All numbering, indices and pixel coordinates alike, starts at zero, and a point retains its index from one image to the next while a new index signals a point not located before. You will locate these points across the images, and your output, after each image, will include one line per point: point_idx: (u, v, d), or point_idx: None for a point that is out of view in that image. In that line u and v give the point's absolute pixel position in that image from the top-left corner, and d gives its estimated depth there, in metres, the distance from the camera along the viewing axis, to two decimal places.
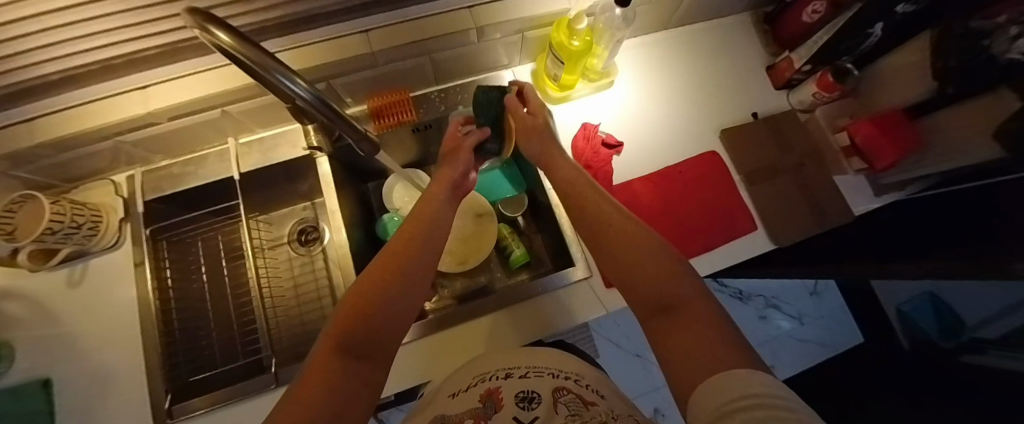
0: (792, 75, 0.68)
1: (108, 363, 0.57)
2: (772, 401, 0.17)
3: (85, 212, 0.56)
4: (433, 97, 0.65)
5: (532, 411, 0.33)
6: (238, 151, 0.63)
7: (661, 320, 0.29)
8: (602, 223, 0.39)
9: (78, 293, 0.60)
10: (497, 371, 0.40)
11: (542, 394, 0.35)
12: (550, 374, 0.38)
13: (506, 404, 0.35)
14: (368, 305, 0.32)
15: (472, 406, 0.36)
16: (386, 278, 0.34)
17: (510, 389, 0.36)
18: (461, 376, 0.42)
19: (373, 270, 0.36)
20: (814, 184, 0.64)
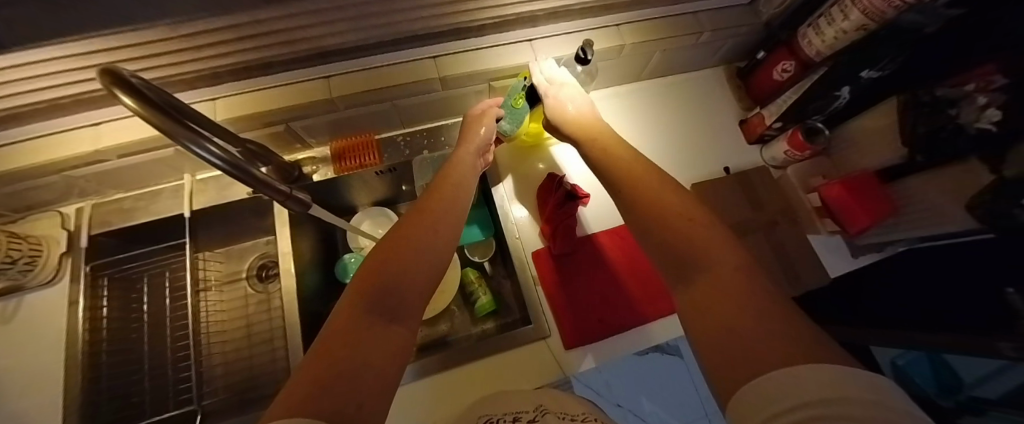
0: (764, 131, 0.67)
1: (23, 413, 0.52)
2: (845, 410, 0.14)
3: (22, 246, 0.54)
4: (399, 140, 0.64)
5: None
6: (194, 188, 0.61)
7: (682, 287, 0.30)
8: (633, 186, 0.39)
9: (5, 330, 0.56)
10: (504, 415, 0.33)
11: None
12: (559, 417, 0.32)
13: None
14: (389, 269, 0.32)
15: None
16: (405, 238, 0.35)
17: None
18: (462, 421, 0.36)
19: (392, 238, 0.36)
20: (785, 244, 0.62)
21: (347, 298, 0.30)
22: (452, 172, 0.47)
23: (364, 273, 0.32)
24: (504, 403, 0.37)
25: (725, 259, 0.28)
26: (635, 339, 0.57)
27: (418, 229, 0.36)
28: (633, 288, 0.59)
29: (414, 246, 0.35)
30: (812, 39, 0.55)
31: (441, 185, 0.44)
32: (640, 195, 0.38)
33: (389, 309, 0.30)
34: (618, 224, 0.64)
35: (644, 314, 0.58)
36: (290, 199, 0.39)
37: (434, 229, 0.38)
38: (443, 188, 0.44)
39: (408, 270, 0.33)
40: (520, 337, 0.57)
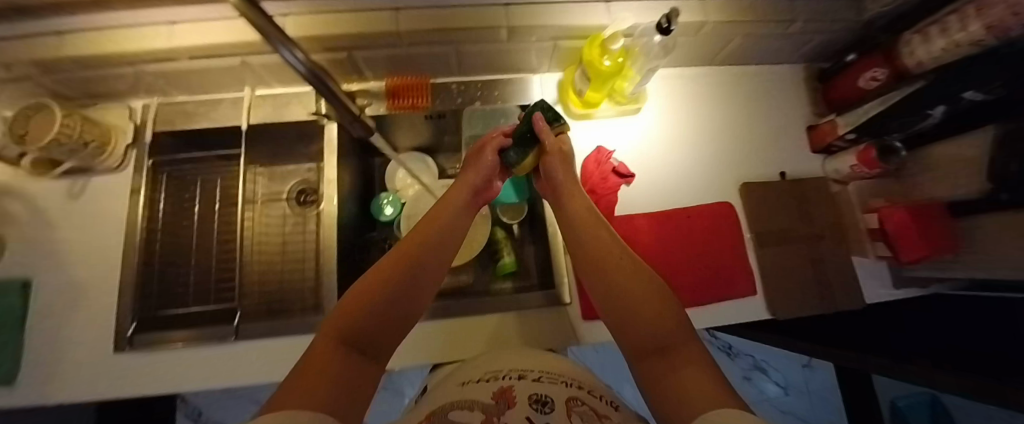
0: (834, 141, 0.63)
1: (89, 280, 0.58)
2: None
3: (93, 130, 0.56)
4: (453, 88, 0.64)
5: (547, 415, 0.25)
6: (251, 103, 0.63)
7: (658, 360, 0.30)
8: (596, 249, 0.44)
9: (75, 205, 0.61)
10: (510, 371, 0.34)
11: (556, 401, 0.28)
12: (563, 382, 0.32)
13: (519, 402, 0.27)
14: (379, 298, 0.33)
15: (481, 399, 0.28)
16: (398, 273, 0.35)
17: (523, 390, 0.29)
18: (473, 370, 0.37)
19: (386, 263, 0.36)
20: (827, 261, 0.60)
21: (332, 320, 0.30)
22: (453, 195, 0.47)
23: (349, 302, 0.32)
24: (509, 360, 0.37)
25: (674, 335, 0.31)
26: None
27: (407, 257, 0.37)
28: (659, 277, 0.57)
29: (406, 281, 0.36)
30: (917, 48, 0.50)
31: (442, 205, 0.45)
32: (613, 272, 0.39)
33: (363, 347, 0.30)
34: (660, 208, 0.60)
35: None
36: (360, 119, 0.40)
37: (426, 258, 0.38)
38: (438, 211, 0.44)
39: (391, 309, 0.33)
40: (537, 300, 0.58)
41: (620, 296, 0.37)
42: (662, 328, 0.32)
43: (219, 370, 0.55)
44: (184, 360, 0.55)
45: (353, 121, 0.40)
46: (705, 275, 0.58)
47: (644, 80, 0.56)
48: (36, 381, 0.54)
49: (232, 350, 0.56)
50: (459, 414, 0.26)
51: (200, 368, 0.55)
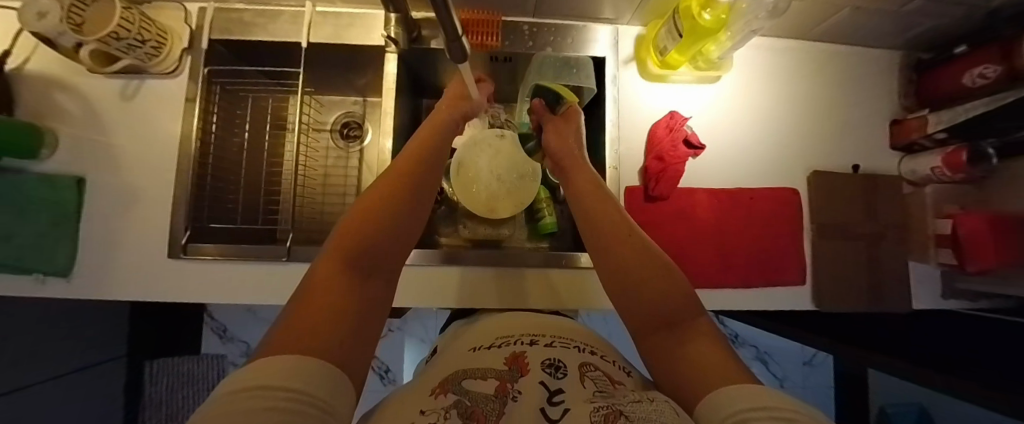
0: (918, 139, 0.59)
1: (143, 185, 0.59)
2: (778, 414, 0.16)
3: (151, 29, 0.54)
4: (523, 29, 0.59)
5: (561, 380, 0.24)
6: (312, 20, 0.59)
7: (665, 335, 0.29)
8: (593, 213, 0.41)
9: (127, 107, 0.60)
10: (521, 337, 0.32)
11: (569, 366, 0.27)
12: (576, 347, 0.31)
13: (533, 369, 0.26)
14: (374, 231, 0.32)
15: (494, 366, 0.26)
16: (385, 202, 0.34)
17: (536, 357, 0.28)
18: (481, 333, 0.35)
19: (373, 192, 0.35)
20: (883, 261, 0.58)
21: (330, 252, 0.30)
22: (426, 143, 0.41)
23: (343, 232, 0.32)
24: (519, 325, 0.36)
25: (679, 306, 0.31)
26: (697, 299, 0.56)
27: (377, 211, 0.34)
28: (709, 254, 0.56)
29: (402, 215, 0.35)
30: None
31: (416, 150, 0.40)
32: (610, 248, 0.37)
33: (367, 272, 0.30)
34: (723, 186, 0.59)
35: (713, 281, 0.55)
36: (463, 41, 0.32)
37: (398, 210, 0.35)
38: (423, 146, 0.41)
39: (387, 237, 0.33)
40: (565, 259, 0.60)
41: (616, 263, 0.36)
42: (675, 302, 0.31)
43: (267, 286, 0.57)
44: (233, 272, 0.57)
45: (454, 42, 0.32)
46: (755, 261, 0.56)
47: (737, 44, 0.52)
48: (99, 271, 0.57)
49: (282, 270, 0.57)
50: (473, 382, 0.24)
51: (247, 284, 0.57)
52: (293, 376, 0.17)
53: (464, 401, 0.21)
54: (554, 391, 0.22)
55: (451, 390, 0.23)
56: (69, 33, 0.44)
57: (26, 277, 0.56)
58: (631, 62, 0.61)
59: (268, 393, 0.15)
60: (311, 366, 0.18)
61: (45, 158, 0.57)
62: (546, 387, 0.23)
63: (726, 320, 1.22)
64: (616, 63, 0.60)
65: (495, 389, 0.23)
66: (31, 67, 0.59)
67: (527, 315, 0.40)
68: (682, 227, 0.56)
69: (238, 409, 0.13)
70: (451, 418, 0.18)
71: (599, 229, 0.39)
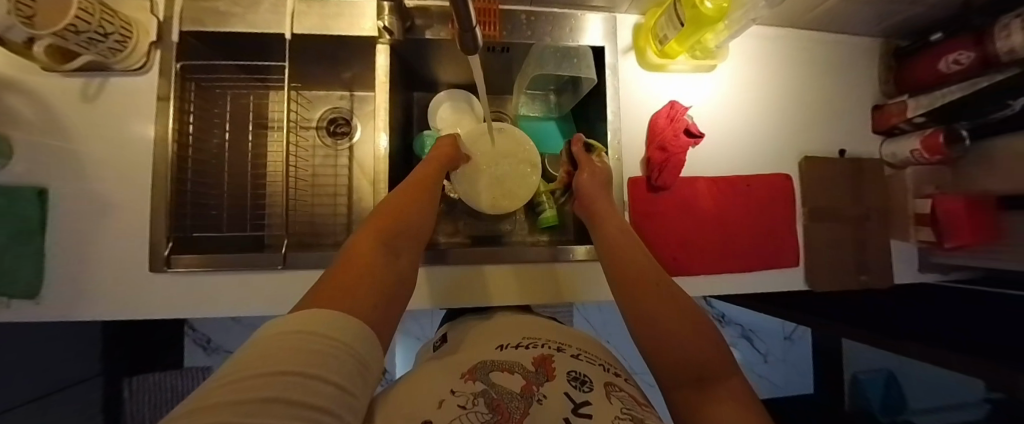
0: (899, 123, 0.61)
1: (115, 194, 0.54)
2: None
3: (114, 20, 0.49)
4: (521, 18, 0.58)
5: (587, 395, 0.23)
6: (296, 8, 0.55)
7: (696, 390, 0.29)
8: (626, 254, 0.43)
9: (90, 108, 0.55)
10: (548, 341, 0.31)
11: (594, 381, 0.25)
12: (602, 365, 0.29)
13: (559, 376, 0.25)
14: (401, 220, 0.37)
15: (522, 361, 0.27)
16: (409, 200, 0.40)
17: (562, 364, 0.27)
18: (502, 330, 0.34)
19: (402, 190, 0.42)
20: (868, 241, 0.61)
21: (365, 233, 0.35)
22: (422, 190, 0.43)
23: (376, 220, 0.37)
24: (542, 328, 0.34)
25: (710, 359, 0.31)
26: (699, 285, 0.57)
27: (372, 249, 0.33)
28: (710, 241, 0.57)
29: (421, 209, 0.40)
30: (1014, 34, 0.47)
31: (412, 196, 0.41)
32: (642, 294, 0.38)
33: (394, 251, 0.34)
34: (721, 173, 0.60)
35: (713, 267, 0.57)
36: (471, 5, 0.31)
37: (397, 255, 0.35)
38: (440, 158, 0.48)
39: (410, 228, 0.38)
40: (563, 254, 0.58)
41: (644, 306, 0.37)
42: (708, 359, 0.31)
43: (265, 297, 0.54)
44: (225, 283, 0.53)
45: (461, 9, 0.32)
46: (754, 246, 0.58)
47: (735, 33, 0.53)
48: (73, 290, 0.52)
49: (280, 278, 0.54)
50: (500, 374, 0.25)
51: (236, 293, 0.53)
52: (317, 323, 0.20)
53: (489, 395, 0.22)
54: (580, 404, 0.22)
55: (478, 376, 0.24)
56: (19, 27, 0.40)
57: None
58: (629, 51, 0.60)
59: (305, 336, 0.18)
60: (332, 315, 0.22)
61: None
62: (572, 399, 0.22)
63: (712, 302, 1.26)
64: (615, 52, 0.59)
65: (521, 387, 0.23)
66: None
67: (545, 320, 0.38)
68: (683, 217, 0.57)
69: (282, 347, 0.17)
70: (479, 409, 0.20)
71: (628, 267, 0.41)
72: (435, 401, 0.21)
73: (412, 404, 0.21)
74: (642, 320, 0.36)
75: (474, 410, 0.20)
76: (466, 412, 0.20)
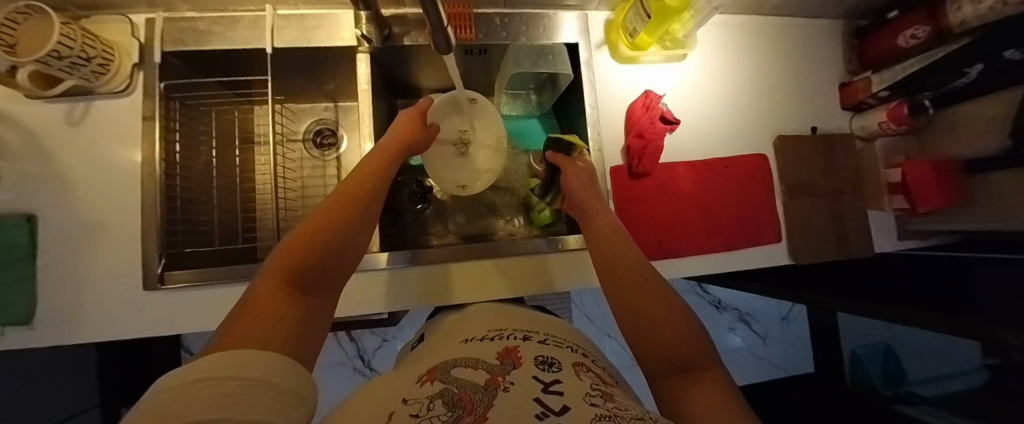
0: (865, 98, 0.64)
1: (104, 215, 0.54)
2: None
3: (96, 44, 0.50)
4: (495, 20, 0.60)
5: (556, 374, 0.24)
6: (275, 23, 0.56)
7: (680, 378, 0.30)
8: (607, 254, 0.43)
9: (75, 133, 0.55)
10: (514, 331, 0.32)
11: (563, 362, 0.26)
12: (569, 347, 0.31)
13: (526, 363, 0.25)
14: (323, 245, 0.31)
15: (484, 359, 0.26)
16: (334, 217, 0.33)
17: (529, 352, 0.27)
18: (470, 326, 0.35)
19: (327, 206, 0.34)
20: (845, 213, 0.63)
21: (272, 265, 0.28)
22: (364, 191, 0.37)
23: (286, 248, 0.30)
24: (511, 320, 0.36)
25: (689, 347, 0.33)
26: (685, 266, 0.58)
27: (296, 273, 0.28)
28: (692, 225, 0.59)
29: (350, 228, 0.34)
30: (964, 6, 0.51)
31: (353, 193, 0.36)
32: (622, 286, 0.39)
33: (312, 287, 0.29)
34: (699, 158, 0.62)
35: (698, 248, 0.58)
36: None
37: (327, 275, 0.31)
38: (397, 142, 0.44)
39: (337, 253, 0.32)
40: (549, 244, 0.59)
41: (628, 297, 0.38)
42: (687, 348, 0.32)
43: None
44: (219, 296, 0.53)
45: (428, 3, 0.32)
46: (737, 226, 0.60)
47: (700, 22, 0.55)
48: (64, 314, 0.52)
49: None
50: (462, 371, 0.24)
51: (226, 309, 0.53)
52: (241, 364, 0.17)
53: (452, 391, 0.21)
54: (550, 383, 0.22)
55: (438, 379, 0.23)
56: None
57: None
58: (601, 46, 0.62)
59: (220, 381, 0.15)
60: (260, 356, 0.19)
61: None
62: (541, 380, 0.22)
63: (708, 288, 1.27)
64: (588, 47, 0.61)
65: (485, 380, 0.23)
66: None
67: (521, 311, 0.40)
68: (663, 204, 0.59)
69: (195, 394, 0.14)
70: (438, 410, 0.18)
71: (614, 270, 0.41)
72: (386, 412, 0.18)
73: (368, 410, 0.19)
74: (629, 316, 0.37)
75: (432, 414, 0.18)
76: (421, 418, 0.17)
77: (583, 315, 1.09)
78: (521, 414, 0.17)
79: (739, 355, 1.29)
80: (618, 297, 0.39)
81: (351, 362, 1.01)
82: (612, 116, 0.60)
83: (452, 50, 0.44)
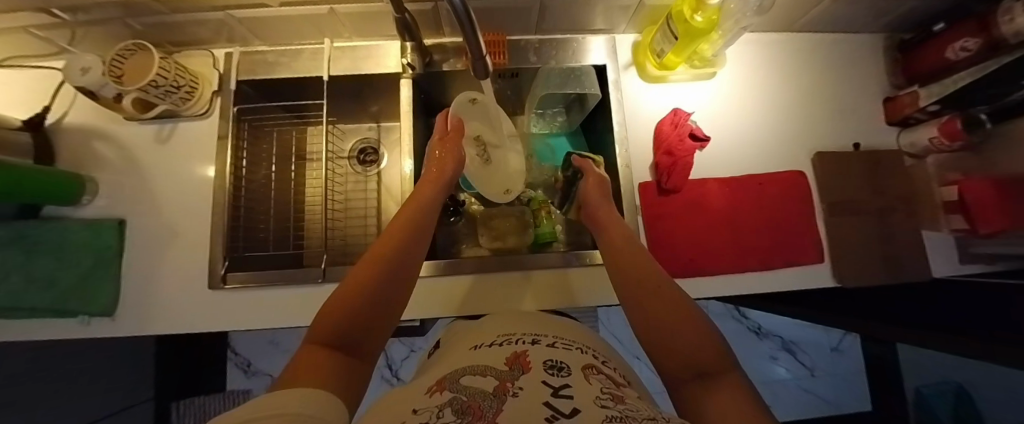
0: (911, 114, 0.61)
1: (177, 221, 0.62)
2: None
3: (185, 75, 0.59)
4: (528, 45, 0.64)
5: (565, 378, 0.23)
6: (332, 54, 0.64)
7: (695, 382, 0.28)
8: (623, 262, 0.43)
9: (161, 149, 0.64)
10: (523, 335, 0.32)
11: (573, 367, 0.26)
12: (579, 349, 0.31)
13: (535, 368, 0.25)
14: (366, 285, 0.32)
15: (494, 365, 0.26)
16: (376, 258, 0.35)
17: (538, 356, 0.27)
18: (484, 331, 0.35)
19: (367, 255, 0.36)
20: (895, 232, 0.60)
21: (322, 316, 0.29)
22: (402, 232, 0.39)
23: (336, 296, 0.31)
24: (523, 324, 0.36)
25: (707, 352, 0.30)
26: (719, 286, 0.57)
27: (339, 327, 0.28)
28: (725, 243, 0.58)
29: (391, 266, 0.35)
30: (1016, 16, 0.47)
31: (390, 236, 0.38)
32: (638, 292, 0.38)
33: (353, 338, 0.28)
34: (731, 174, 0.61)
35: (732, 268, 0.57)
36: (469, 12, 0.33)
37: (367, 328, 0.30)
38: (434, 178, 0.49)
39: (377, 294, 0.32)
40: (579, 260, 0.60)
41: (647, 301, 0.37)
42: (704, 351, 0.30)
43: (306, 309, 0.58)
44: (270, 297, 0.58)
45: (462, 16, 0.33)
46: (774, 242, 0.58)
47: (729, 42, 0.56)
48: (139, 310, 0.59)
49: (321, 290, 0.58)
50: (471, 379, 0.23)
51: (275, 309, 0.58)
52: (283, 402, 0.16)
53: (460, 399, 0.20)
54: (560, 387, 0.21)
55: (448, 389, 0.22)
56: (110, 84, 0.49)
57: (74, 320, 0.59)
58: (629, 66, 0.65)
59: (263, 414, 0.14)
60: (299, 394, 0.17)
61: (87, 203, 0.62)
62: (550, 384, 0.21)
63: (748, 313, 1.20)
64: (617, 68, 0.63)
65: (494, 388, 0.22)
66: (69, 120, 0.65)
67: (532, 313, 0.41)
68: (694, 222, 0.58)
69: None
70: (446, 415, 0.17)
71: (631, 276, 0.41)
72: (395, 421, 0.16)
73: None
74: (646, 325, 0.35)
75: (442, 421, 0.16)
76: None
77: (611, 334, 1.07)
78: (530, 416, 0.16)
79: (785, 388, 1.19)
80: (634, 303, 0.38)
81: (380, 371, 1.04)
82: (640, 133, 0.62)
83: (489, 76, 0.47)
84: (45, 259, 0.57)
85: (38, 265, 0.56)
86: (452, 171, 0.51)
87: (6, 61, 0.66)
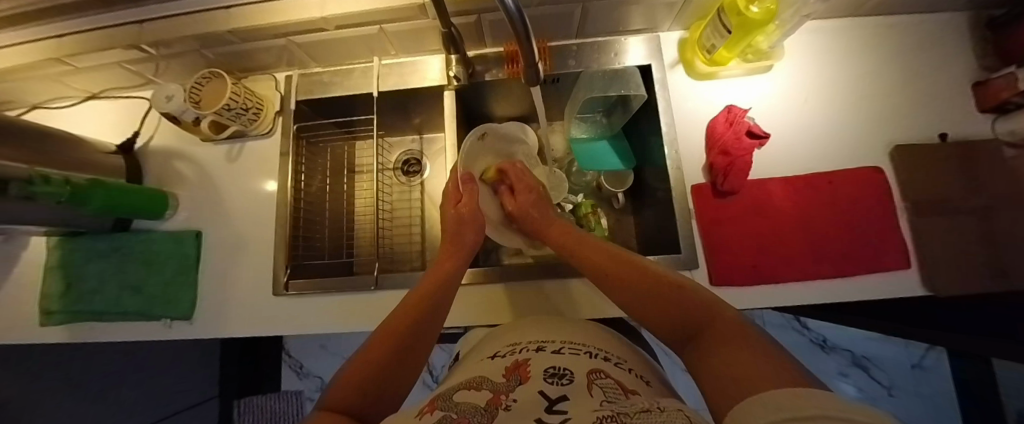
0: (1010, 98, 0.53)
1: (243, 232, 0.67)
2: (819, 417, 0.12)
3: (253, 98, 0.64)
4: (569, 50, 0.64)
5: (565, 384, 0.27)
6: (380, 71, 0.68)
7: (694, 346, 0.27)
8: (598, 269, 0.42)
9: (230, 166, 0.70)
10: (528, 344, 0.36)
11: (575, 373, 0.29)
12: (586, 353, 0.34)
13: (532, 377, 0.29)
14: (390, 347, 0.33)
15: (492, 378, 0.30)
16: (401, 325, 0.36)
17: (539, 365, 0.31)
18: (496, 342, 0.41)
19: (382, 333, 0.35)
20: (997, 233, 0.52)
21: (340, 381, 0.29)
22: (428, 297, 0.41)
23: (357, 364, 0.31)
24: (532, 332, 0.40)
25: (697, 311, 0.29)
26: (789, 293, 0.52)
27: (363, 385, 0.29)
28: (793, 247, 0.54)
29: (415, 333, 0.36)
30: None
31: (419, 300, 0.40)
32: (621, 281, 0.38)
33: (378, 394, 0.29)
34: (796, 174, 0.57)
35: (801, 274, 0.52)
36: (521, 12, 0.32)
37: (384, 392, 0.30)
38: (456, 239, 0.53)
39: (401, 358, 0.33)
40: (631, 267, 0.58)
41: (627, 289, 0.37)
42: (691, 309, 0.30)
43: (361, 315, 0.60)
44: (329, 304, 0.61)
45: (515, 15, 0.32)
46: (849, 246, 0.53)
47: (789, 32, 0.53)
48: (211, 314, 0.64)
49: (375, 297, 0.60)
50: (464, 395, 0.27)
51: (333, 314, 0.61)
52: None
53: (450, 416, 0.22)
54: (555, 397, 0.25)
55: (437, 408, 0.24)
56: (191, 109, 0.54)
57: (157, 323, 0.64)
58: (675, 64, 0.63)
59: None
60: None
61: (170, 217, 0.69)
62: (547, 395, 0.25)
63: (808, 324, 1.13)
64: (662, 67, 0.62)
65: (486, 402, 0.25)
66: (154, 143, 0.73)
67: (550, 319, 0.44)
68: (756, 226, 0.55)
69: None
70: None
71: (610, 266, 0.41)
72: None
73: None
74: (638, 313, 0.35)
75: None
76: None
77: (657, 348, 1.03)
78: None
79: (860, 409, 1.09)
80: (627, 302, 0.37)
81: (422, 377, 1.06)
82: (688, 133, 0.59)
83: (538, 82, 0.47)
84: (141, 267, 0.64)
85: (135, 273, 0.64)
86: (472, 239, 0.54)
87: (103, 93, 0.76)
